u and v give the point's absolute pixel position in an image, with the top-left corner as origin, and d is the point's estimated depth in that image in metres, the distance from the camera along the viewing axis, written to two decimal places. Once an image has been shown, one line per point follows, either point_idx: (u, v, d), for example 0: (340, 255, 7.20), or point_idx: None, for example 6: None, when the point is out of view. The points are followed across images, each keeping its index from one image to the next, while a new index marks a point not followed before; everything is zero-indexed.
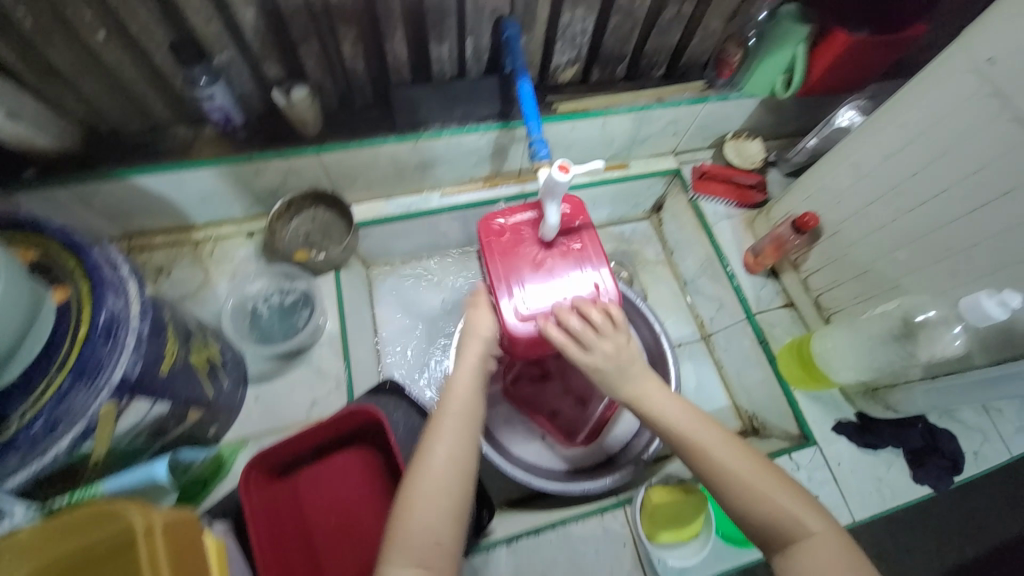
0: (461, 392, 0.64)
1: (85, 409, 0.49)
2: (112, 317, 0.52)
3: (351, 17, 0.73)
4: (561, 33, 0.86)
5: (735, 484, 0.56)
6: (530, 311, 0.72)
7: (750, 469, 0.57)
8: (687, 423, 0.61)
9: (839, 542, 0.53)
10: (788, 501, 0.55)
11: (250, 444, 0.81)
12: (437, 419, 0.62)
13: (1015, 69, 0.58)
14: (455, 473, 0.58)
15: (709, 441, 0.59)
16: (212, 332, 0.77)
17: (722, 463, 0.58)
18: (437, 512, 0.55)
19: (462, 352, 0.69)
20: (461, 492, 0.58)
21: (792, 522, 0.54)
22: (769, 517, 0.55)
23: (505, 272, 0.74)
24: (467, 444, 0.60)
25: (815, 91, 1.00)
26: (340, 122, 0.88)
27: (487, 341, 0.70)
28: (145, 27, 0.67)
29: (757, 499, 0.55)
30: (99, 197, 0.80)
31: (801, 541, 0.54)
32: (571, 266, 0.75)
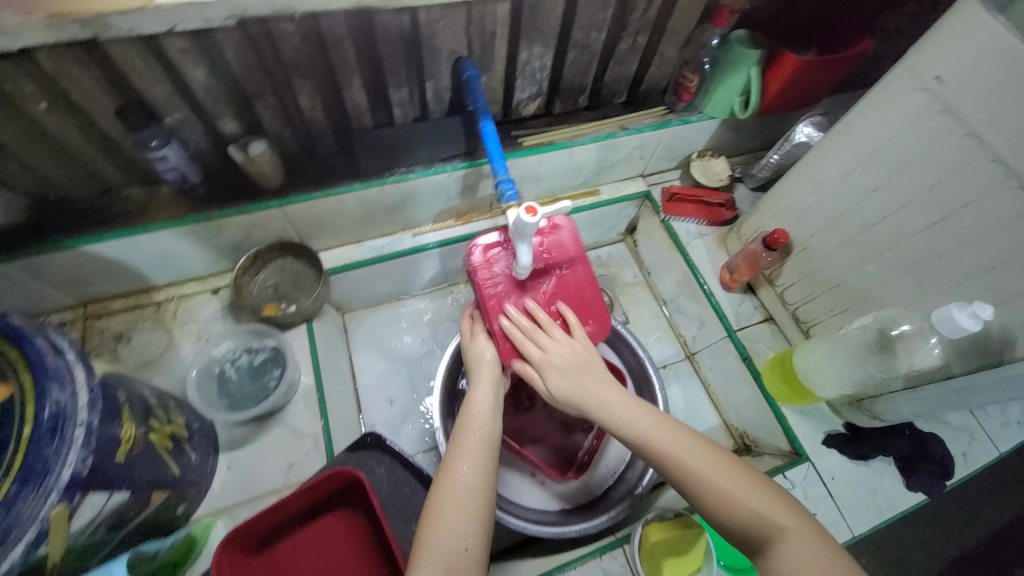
0: (479, 407, 0.66)
1: (34, 516, 0.45)
2: (58, 411, 0.49)
3: (307, 70, 0.72)
4: (521, 71, 0.87)
5: (707, 487, 0.54)
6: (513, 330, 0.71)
7: (719, 473, 0.54)
8: (657, 428, 0.59)
9: (820, 541, 0.50)
10: (761, 501, 0.52)
11: (223, 518, 0.76)
12: (460, 436, 0.64)
13: (961, 87, 0.60)
14: (481, 484, 0.59)
15: (677, 445, 0.57)
16: (177, 402, 0.73)
17: (690, 467, 0.55)
18: (464, 520, 0.56)
19: (476, 370, 0.71)
20: (488, 502, 0.59)
21: (766, 523, 0.51)
22: (743, 520, 0.52)
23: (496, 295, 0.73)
24: (489, 457, 0.62)
25: (773, 109, 1.01)
26: (303, 172, 0.86)
27: (492, 363, 0.71)
28: (89, 95, 0.65)
29: (726, 503, 0.53)
30: (50, 268, 0.76)
31: (779, 542, 0.50)
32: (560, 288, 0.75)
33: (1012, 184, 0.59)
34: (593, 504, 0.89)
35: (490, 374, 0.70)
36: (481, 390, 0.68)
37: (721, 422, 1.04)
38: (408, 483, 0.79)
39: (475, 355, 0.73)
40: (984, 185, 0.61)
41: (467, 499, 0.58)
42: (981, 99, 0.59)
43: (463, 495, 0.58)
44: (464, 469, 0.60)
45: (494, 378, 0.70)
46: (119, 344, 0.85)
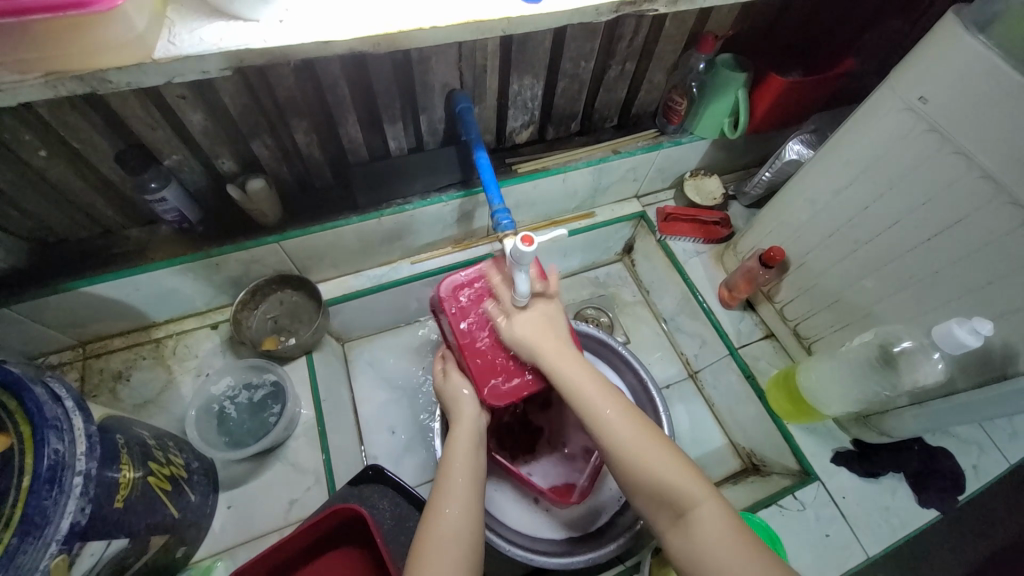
0: (463, 447, 0.67)
1: (34, 570, 0.44)
2: (57, 460, 0.48)
3: (302, 110, 0.73)
4: (512, 101, 0.88)
5: (633, 458, 0.60)
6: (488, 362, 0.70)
7: (649, 452, 0.60)
8: (595, 396, 0.65)
9: (727, 516, 0.56)
10: (681, 474, 0.58)
11: (224, 560, 0.75)
12: (446, 476, 0.64)
13: (945, 106, 0.61)
14: (467, 524, 0.60)
15: (612, 423, 0.63)
16: (176, 441, 0.72)
17: (618, 442, 0.62)
18: (452, 560, 0.56)
19: (456, 408, 0.71)
20: (474, 542, 0.59)
21: (683, 494, 0.57)
22: (661, 489, 0.58)
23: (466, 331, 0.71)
24: (473, 495, 0.63)
25: (761, 128, 1.03)
26: (301, 206, 0.87)
27: (471, 399, 0.71)
28: (89, 140, 0.66)
29: (650, 473, 0.59)
30: (48, 310, 0.76)
31: (693, 512, 0.56)
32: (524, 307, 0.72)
33: (1004, 200, 0.59)
34: (600, 530, 0.87)
35: (473, 412, 0.70)
36: (465, 427, 0.69)
37: (728, 443, 1.03)
38: (411, 516, 0.77)
39: (456, 394, 0.72)
40: (976, 200, 0.62)
41: (455, 540, 0.58)
42: (967, 117, 0.60)
43: (451, 536, 0.58)
44: (449, 511, 0.60)
45: (477, 415, 0.70)
46: (118, 383, 0.85)
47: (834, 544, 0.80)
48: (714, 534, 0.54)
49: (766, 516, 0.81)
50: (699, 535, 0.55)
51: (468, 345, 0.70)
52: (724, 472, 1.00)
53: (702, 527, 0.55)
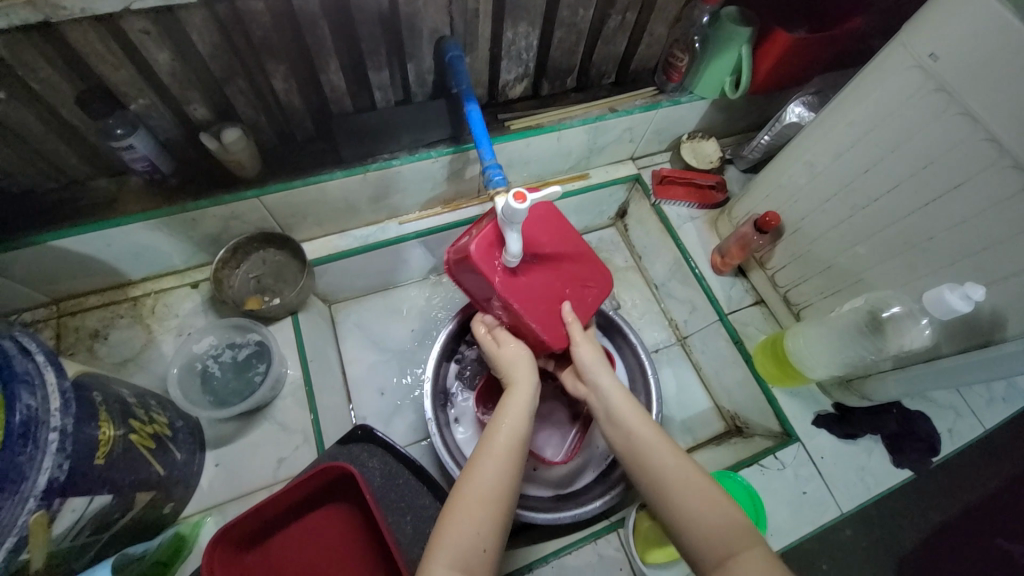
0: (515, 415, 0.62)
1: (13, 525, 0.43)
2: (29, 416, 0.46)
3: (280, 53, 0.68)
4: (506, 51, 0.83)
5: (679, 492, 0.55)
6: (545, 305, 0.71)
7: (700, 484, 0.55)
8: (647, 432, 0.61)
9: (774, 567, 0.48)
10: (732, 515, 0.53)
11: (213, 515, 0.75)
12: (491, 435, 0.60)
13: (956, 64, 0.59)
14: (508, 490, 0.56)
15: (664, 452, 0.59)
16: (159, 400, 0.71)
17: (667, 473, 0.57)
18: (489, 522, 0.53)
19: (516, 370, 0.68)
20: (508, 508, 0.56)
21: (731, 536, 0.51)
22: (707, 527, 0.52)
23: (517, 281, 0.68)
24: (517, 461, 0.58)
25: (765, 88, 1.00)
26: (282, 160, 0.83)
27: (530, 363, 0.68)
28: (46, 80, 0.61)
29: (698, 508, 0.54)
30: (14, 266, 0.72)
31: (739, 555, 0.50)
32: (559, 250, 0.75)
33: (1007, 164, 0.58)
34: (586, 489, 0.89)
35: (533, 377, 0.67)
36: (523, 394, 0.64)
37: (712, 406, 1.05)
38: (401, 474, 0.78)
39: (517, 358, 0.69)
40: (977, 165, 0.61)
41: (491, 503, 0.54)
42: (979, 77, 0.57)
43: (487, 497, 0.54)
44: (491, 472, 0.56)
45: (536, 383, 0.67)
46: (95, 342, 0.82)
47: (810, 501, 0.83)
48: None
49: (748, 475, 0.83)
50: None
51: (517, 296, 0.68)
52: (708, 434, 1.03)
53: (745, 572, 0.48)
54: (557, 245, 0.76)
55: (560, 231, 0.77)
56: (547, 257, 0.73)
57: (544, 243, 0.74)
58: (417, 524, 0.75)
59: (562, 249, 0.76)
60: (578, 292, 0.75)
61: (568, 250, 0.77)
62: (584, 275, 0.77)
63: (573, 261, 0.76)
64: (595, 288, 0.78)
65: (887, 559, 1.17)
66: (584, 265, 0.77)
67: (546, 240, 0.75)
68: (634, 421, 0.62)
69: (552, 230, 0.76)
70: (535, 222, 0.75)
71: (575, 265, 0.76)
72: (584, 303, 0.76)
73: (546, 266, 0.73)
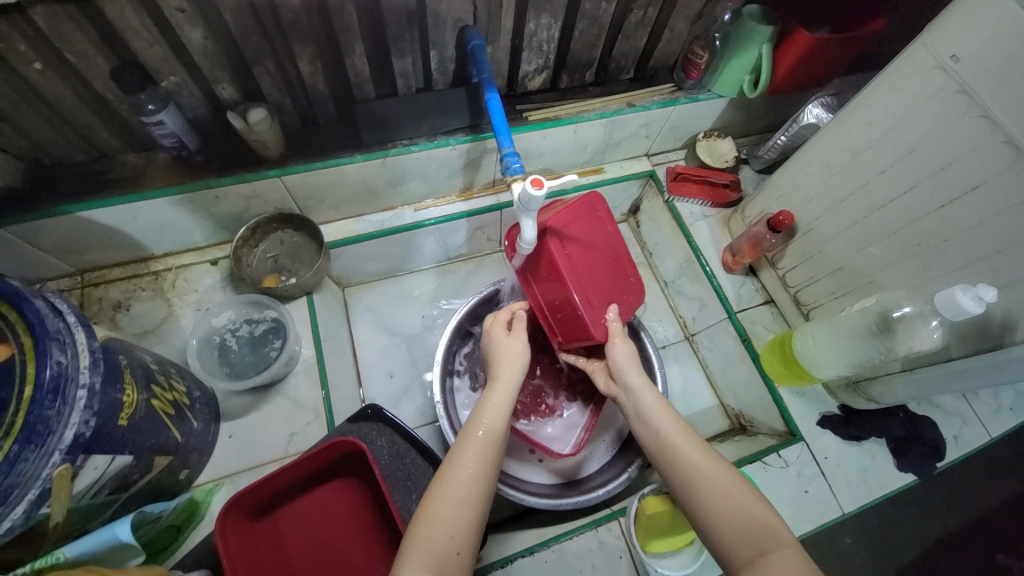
0: (493, 414, 0.63)
1: (37, 476, 0.45)
2: (59, 372, 0.47)
3: (307, 35, 0.70)
4: (527, 43, 0.84)
5: (706, 488, 0.57)
6: (590, 298, 0.71)
7: (727, 481, 0.57)
8: (673, 429, 0.62)
9: (804, 565, 0.51)
10: (759, 514, 0.54)
11: (226, 484, 0.77)
12: (468, 434, 0.60)
13: (978, 66, 0.59)
14: (482, 493, 0.57)
15: (690, 450, 0.60)
16: (178, 370, 0.73)
17: (696, 469, 0.58)
18: (461, 526, 0.54)
19: (496, 369, 0.68)
20: (484, 508, 0.57)
21: (761, 534, 0.53)
22: (735, 524, 0.55)
23: (567, 270, 0.70)
24: (493, 459, 0.59)
25: (784, 88, 1.00)
26: (304, 142, 0.85)
27: (516, 365, 0.67)
28: (83, 54, 0.62)
29: (723, 504, 0.56)
30: (44, 235, 0.75)
31: (770, 554, 0.52)
32: (605, 248, 0.75)
33: None
34: (590, 478, 0.90)
35: (515, 378, 0.66)
36: (500, 394, 0.64)
37: (717, 403, 1.06)
38: (409, 453, 0.79)
39: (505, 356, 0.68)
40: (995, 167, 0.61)
41: (465, 506, 0.55)
42: (1000, 81, 0.57)
43: (463, 499, 0.55)
44: (466, 476, 0.57)
45: (517, 380, 0.67)
46: (118, 313, 0.85)
47: (812, 501, 0.83)
48: None
49: (751, 471, 0.84)
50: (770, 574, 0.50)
51: (573, 284, 0.69)
52: (712, 430, 1.03)
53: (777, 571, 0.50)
54: (613, 245, 0.76)
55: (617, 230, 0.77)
56: (600, 254, 0.74)
57: (602, 240, 0.75)
58: None
59: (616, 248, 0.76)
60: (626, 293, 0.76)
61: (622, 251, 0.77)
62: (628, 276, 0.77)
63: (626, 262, 0.77)
64: (641, 292, 0.77)
65: (886, 568, 1.17)
66: (634, 269, 0.77)
67: (603, 238, 0.75)
68: (662, 418, 0.64)
69: (610, 230, 0.76)
70: (596, 219, 0.75)
71: (626, 267, 0.77)
72: (628, 304, 0.75)
73: (600, 262, 0.74)
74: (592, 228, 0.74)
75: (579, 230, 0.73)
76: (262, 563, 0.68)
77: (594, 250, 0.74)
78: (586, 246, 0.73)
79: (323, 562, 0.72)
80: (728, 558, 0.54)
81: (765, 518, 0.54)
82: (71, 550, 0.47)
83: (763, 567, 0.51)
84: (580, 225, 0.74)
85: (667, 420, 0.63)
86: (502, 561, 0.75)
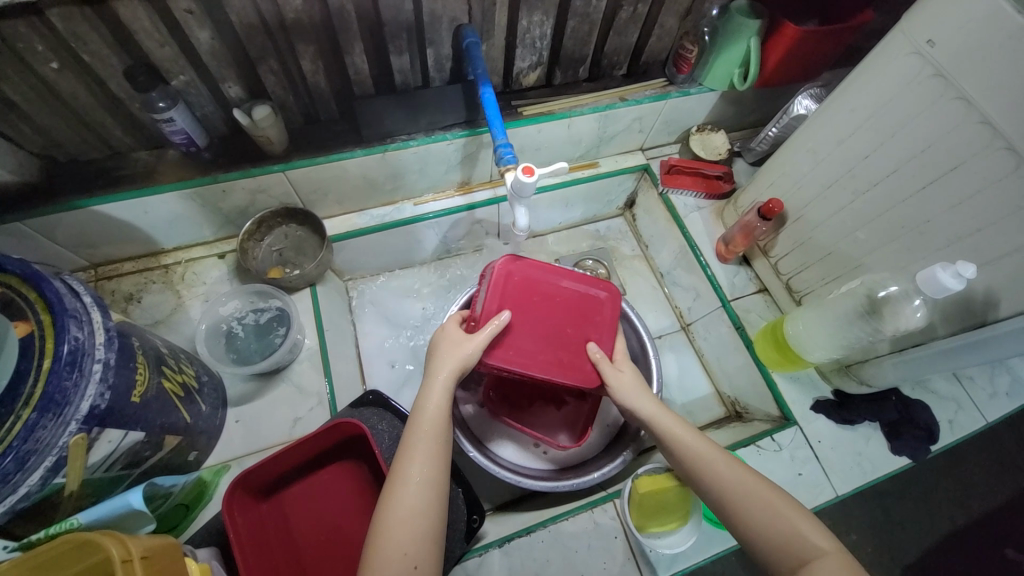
0: (432, 414, 0.63)
1: (54, 444, 0.48)
2: (77, 347, 0.50)
3: (310, 34, 0.73)
4: (520, 40, 0.87)
5: (740, 499, 0.58)
6: (559, 357, 0.73)
7: (761, 492, 0.58)
8: (697, 443, 0.63)
9: (849, 566, 0.52)
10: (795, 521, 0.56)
11: (232, 466, 0.80)
12: (410, 439, 0.61)
13: (953, 49, 0.61)
14: (433, 502, 0.56)
15: (719, 464, 0.61)
16: (188, 355, 0.76)
17: (728, 481, 0.60)
18: (417, 539, 0.54)
19: (434, 367, 0.66)
20: (439, 517, 0.57)
21: (799, 541, 0.54)
22: (773, 535, 0.56)
23: (514, 351, 0.72)
24: (438, 461, 0.59)
25: (773, 82, 1.02)
26: (307, 138, 0.88)
27: (460, 357, 0.66)
28: (98, 55, 0.66)
29: (760, 515, 0.57)
30: (61, 228, 0.78)
31: (811, 562, 0.53)
32: (548, 296, 0.76)
33: (1000, 145, 0.60)
34: (587, 464, 0.90)
35: (449, 374, 0.65)
36: (434, 394, 0.64)
37: (713, 391, 1.08)
38: None
39: (440, 350, 0.68)
40: (972, 147, 0.62)
41: (414, 518, 0.55)
42: (974, 62, 0.59)
43: (413, 510, 0.55)
44: (414, 484, 0.57)
45: (451, 378, 0.65)
46: (130, 304, 0.88)
47: (807, 482, 0.84)
48: None
49: (745, 455, 0.85)
50: None
51: (537, 369, 0.71)
52: (709, 418, 1.05)
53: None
54: (549, 288, 0.76)
55: (543, 270, 0.77)
56: (542, 309, 0.75)
57: (533, 298, 0.75)
58: None
59: (549, 294, 0.76)
60: (588, 322, 0.75)
61: (554, 290, 0.76)
62: (586, 309, 0.76)
63: (564, 300, 0.76)
64: (599, 302, 0.77)
65: (889, 559, 1.17)
66: (576, 295, 0.77)
67: (534, 296, 0.75)
68: (684, 434, 0.65)
69: (538, 276, 0.76)
70: (518, 284, 0.75)
71: (568, 302, 0.76)
72: (601, 330, 0.75)
73: (548, 318, 0.74)
74: (518, 296, 0.75)
75: (508, 297, 0.74)
76: (269, 541, 0.71)
77: (534, 308, 0.75)
78: (524, 321, 0.74)
79: (327, 543, 0.74)
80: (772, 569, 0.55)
81: (802, 528, 0.55)
82: (85, 517, 0.50)
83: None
84: (509, 290, 0.74)
85: (688, 434, 0.65)
86: (500, 541, 0.77)
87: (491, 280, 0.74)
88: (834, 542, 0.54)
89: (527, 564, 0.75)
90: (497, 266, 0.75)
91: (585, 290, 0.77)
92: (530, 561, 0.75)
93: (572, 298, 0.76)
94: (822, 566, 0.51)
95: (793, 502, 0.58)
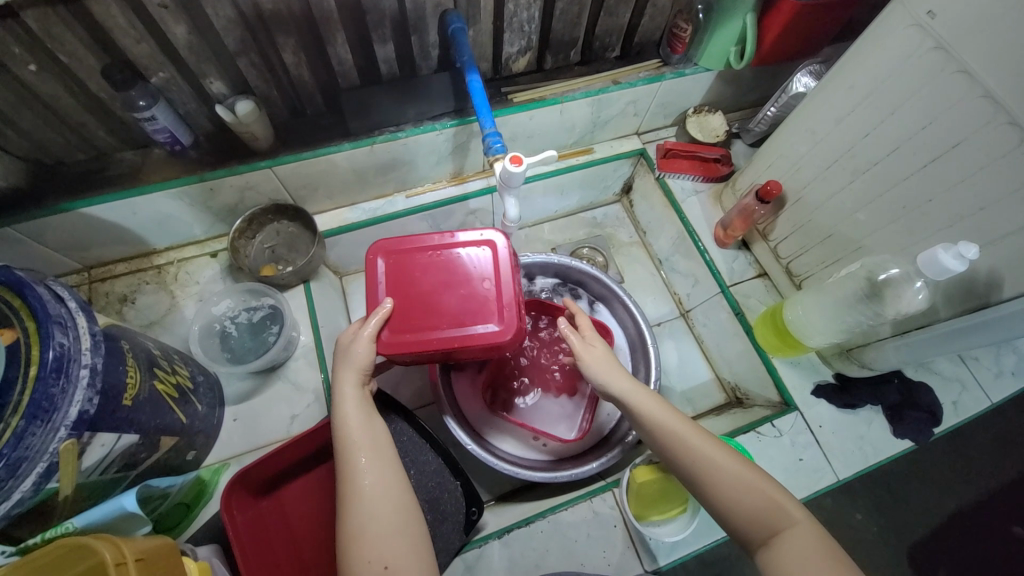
0: (357, 422, 0.62)
1: (44, 451, 0.48)
2: (62, 352, 0.50)
3: (290, 26, 0.71)
4: (508, 24, 0.85)
5: (715, 480, 0.58)
6: (462, 324, 0.68)
7: (734, 471, 0.58)
8: (671, 424, 0.62)
9: (820, 537, 0.53)
10: (769, 493, 0.56)
11: (231, 464, 0.80)
12: (347, 451, 0.60)
13: (955, 19, 0.58)
14: (393, 502, 0.58)
15: (694, 443, 0.60)
16: (181, 356, 0.76)
17: (702, 461, 0.59)
18: (383, 539, 0.56)
19: (342, 377, 0.65)
20: (399, 514, 0.58)
21: (774, 514, 0.55)
22: (747, 512, 0.56)
23: (413, 333, 0.68)
24: (386, 462, 0.61)
25: (770, 60, 0.99)
26: (294, 133, 0.87)
27: (361, 358, 0.65)
28: (75, 55, 0.65)
29: (735, 494, 0.57)
30: (50, 232, 0.78)
31: (783, 532, 0.54)
32: (435, 268, 0.72)
33: (1003, 121, 0.57)
34: (587, 454, 0.91)
35: (350, 388, 0.64)
36: (349, 404, 0.63)
37: (714, 377, 1.07)
38: (405, 431, 0.80)
39: (347, 358, 0.65)
40: (975, 121, 0.60)
41: (376, 520, 0.57)
42: (979, 32, 0.57)
43: (369, 515, 0.57)
44: (368, 489, 0.58)
45: (359, 387, 0.65)
46: (125, 306, 0.89)
47: (807, 467, 0.83)
48: (808, 559, 0.52)
49: (745, 441, 0.84)
50: (787, 555, 0.53)
51: (440, 343, 0.67)
52: (709, 404, 1.04)
53: (795, 548, 0.53)
54: (431, 262, 0.72)
55: (420, 239, 0.73)
56: (426, 283, 0.71)
57: (415, 276, 0.71)
58: (421, 475, 0.78)
59: (431, 262, 0.72)
60: (476, 275, 0.71)
61: (435, 257, 0.72)
62: (476, 268, 0.72)
63: (445, 263, 0.72)
64: (484, 253, 0.72)
65: (896, 541, 1.17)
66: (463, 258, 0.72)
67: (416, 270, 0.71)
68: (659, 416, 0.63)
69: (420, 252, 0.72)
70: (397, 265, 0.72)
71: (451, 264, 0.72)
72: (497, 283, 0.71)
73: (436, 290, 0.70)
74: (399, 276, 0.71)
75: (392, 283, 0.71)
76: (269, 537, 0.72)
77: (421, 284, 0.71)
78: (414, 301, 0.70)
79: (326, 537, 0.75)
80: (746, 540, 0.57)
81: (777, 499, 0.56)
82: (79, 521, 0.50)
83: (779, 546, 0.53)
84: (393, 275, 0.71)
85: (654, 418, 0.63)
86: (498, 534, 0.77)
87: (367, 272, 0.71)
88: (804, 511, 0.56)
89: (526, 556, 0.75)
90: (372, 257, 0.72)
91: (465, 244, 0.73)
92: (529, 553, 0.75)
93: (462, 262, 0.72)
94: (791, 537, 0.53)
95: (767, 475, 0.58)
